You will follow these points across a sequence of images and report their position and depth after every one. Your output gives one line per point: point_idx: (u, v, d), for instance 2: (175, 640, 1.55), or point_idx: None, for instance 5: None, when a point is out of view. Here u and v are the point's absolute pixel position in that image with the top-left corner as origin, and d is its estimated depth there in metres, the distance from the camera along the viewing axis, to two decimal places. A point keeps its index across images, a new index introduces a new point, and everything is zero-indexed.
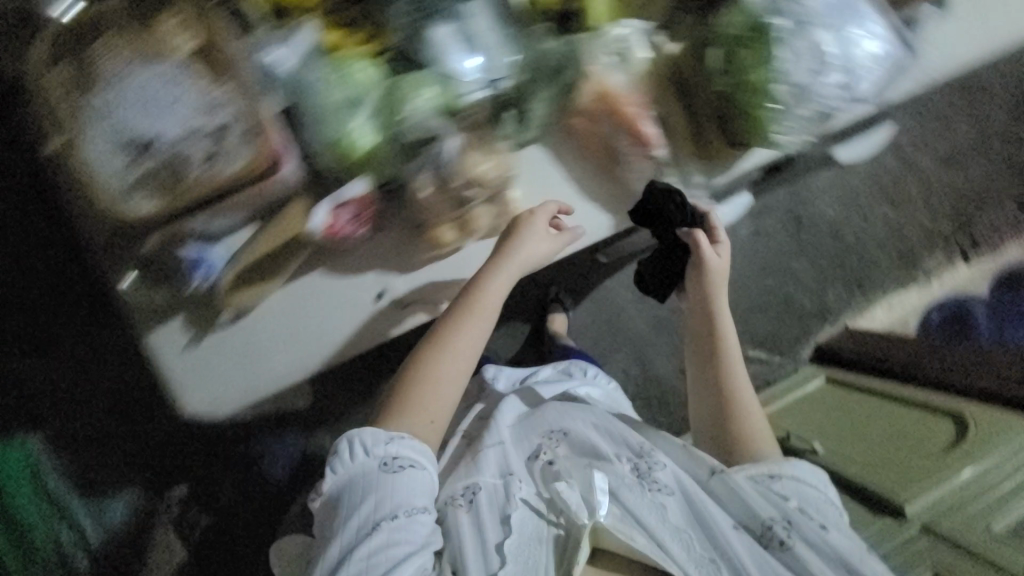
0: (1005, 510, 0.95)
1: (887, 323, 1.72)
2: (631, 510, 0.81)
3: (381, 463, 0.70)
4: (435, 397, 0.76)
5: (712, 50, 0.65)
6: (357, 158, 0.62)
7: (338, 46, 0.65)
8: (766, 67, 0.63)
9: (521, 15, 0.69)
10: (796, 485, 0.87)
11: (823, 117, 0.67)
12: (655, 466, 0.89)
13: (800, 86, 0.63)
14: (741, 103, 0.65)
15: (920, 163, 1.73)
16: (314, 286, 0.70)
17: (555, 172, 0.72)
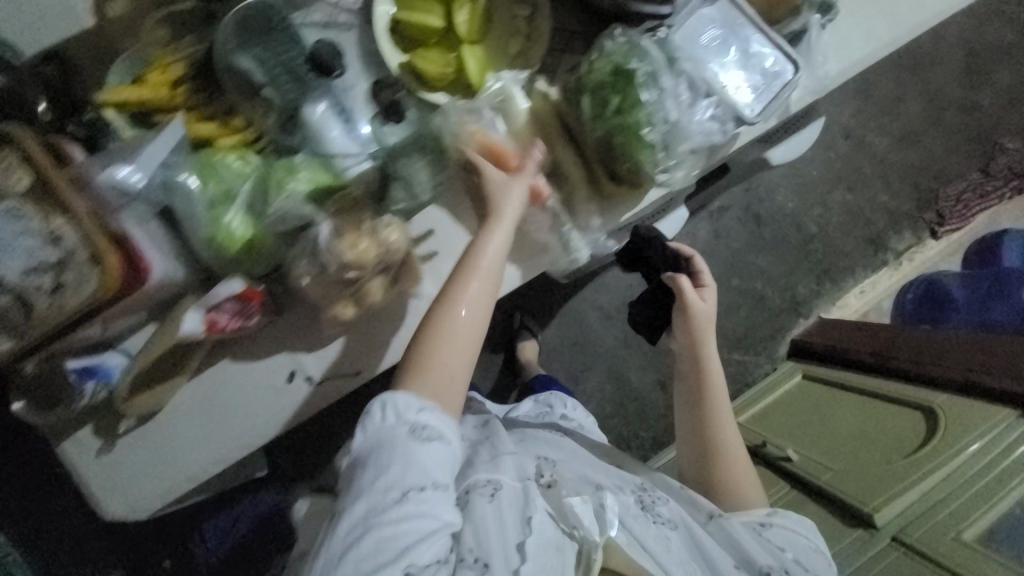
0: (982, 512, 0.90)
1: (860, 309, 1.68)
2: (638, 539, 0.69)
3: (410, 429, 0.57)
4: (449, 360, 0.61)
5: (583, 98, 0.62)
6: (236, 254, 0.60)
7: (213, 138, 0.64)
8: (638, 107, 0.60)
9: (399, 82, 0.69)
10: (790, 534, 0.75)
11: (707, 147, 0.65)
12: (658, 501, 0.78)
13: (672, 123, 0.62)
14: (623, 147, 0.62)
15: (873, 143, 1.71)
16: (225, 376, 0.70)
17: (454, 229, 0.71)
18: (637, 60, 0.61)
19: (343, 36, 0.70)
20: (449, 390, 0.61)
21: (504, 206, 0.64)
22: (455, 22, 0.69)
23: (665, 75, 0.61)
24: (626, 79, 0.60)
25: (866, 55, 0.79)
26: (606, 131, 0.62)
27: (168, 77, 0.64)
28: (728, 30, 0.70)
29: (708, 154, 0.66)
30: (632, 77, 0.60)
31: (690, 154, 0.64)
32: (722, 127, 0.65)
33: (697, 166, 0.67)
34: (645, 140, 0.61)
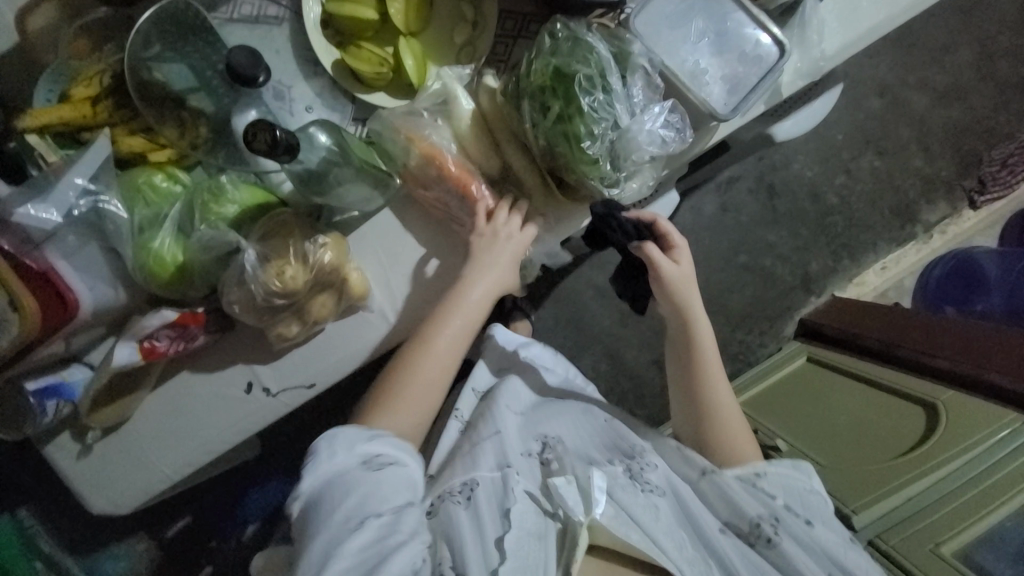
0: (975, 520, 0.81)
1: (881, 287, 1.55)
2: (626, 511, 0.60)
3: (362, 461, 0.58)
4: (414, 398, 0.63)
5: (526, 102, 0.57)
6: (171, 279, 0.59)
7: (143, 154, 0.63)
8: (581, 115, 0.56)
9: (339, 82, 0.65)
10: (785, 480, 0.68)
11: (661, 156, 0.59)
12: (646, 465, 0.69)
13: (619, 130, 0.57)
14: (565, 158, 0.58)
15: (910, 101, 1.53)
16: (186, 385, 0.71)
17: (402, 238, 0.66)
18: (586, 61, 0.56)
19: (273, 34, 0.66)
20: (414, 431, 0.64)
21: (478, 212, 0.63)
22: (389, 14, 0.62)
23: (615, 77, 0.56)
24: (571, 84, 0.56)
25: (877, 23, 0.67)
26: (548, 142, 0.58)
27: (90, 91, 0.61)
28: (700, 12, 0.61)
29: (662, 164, 0.60)
30: (578, 81, 0.56)
31: (643, 165, 0.59)
32: (680, 132, 0.58)
33: (650, 178, 0.61)
34: (588, 152, 0.57)
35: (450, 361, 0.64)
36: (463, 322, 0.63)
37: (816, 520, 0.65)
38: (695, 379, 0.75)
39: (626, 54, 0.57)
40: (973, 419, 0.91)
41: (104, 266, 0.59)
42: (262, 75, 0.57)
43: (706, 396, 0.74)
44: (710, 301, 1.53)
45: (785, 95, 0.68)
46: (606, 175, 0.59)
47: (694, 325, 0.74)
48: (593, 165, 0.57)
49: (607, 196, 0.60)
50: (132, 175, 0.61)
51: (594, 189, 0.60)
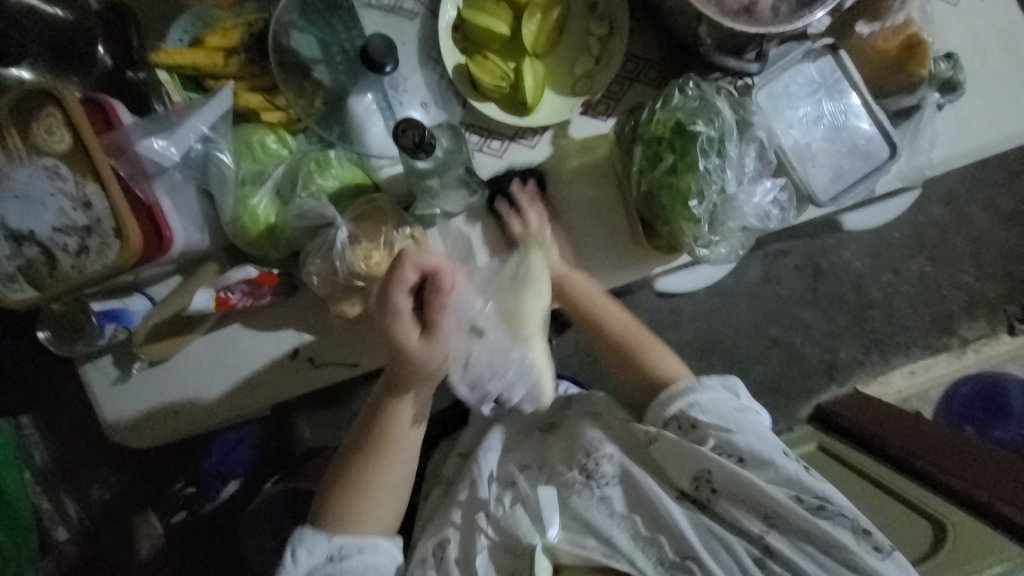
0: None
1: (905, 391, 1.53)
2: (580, 518, 0.66)
3: (329, 557, 0.64)
4: (365, 508, 0.66)
5: (638, 148, 0.59)
6: (255, 237, 0.60)
7: (257, 112, 0.64)
8: (694, 172, 0.57)
9: (455, 85, 0.67)
10: (716, 406, 0.67)
11: (755, 227, 0.61)
12: (600, 458, 0.69)
13: (724, 198, 0.58)
14: (665, 208, 0.58)
15: (973, 216, 1.53)
16: (234, 339, 0.72)
17: None
18: (707, 119, 0.57)
19: (404, 26, 0.68)
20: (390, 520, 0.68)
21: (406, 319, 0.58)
22: (522, 33, 0.64)
23: (732, 143, 0.58)
24: (690, 140, 0.57)
25: (982, 144, 0.68)
26: (651, 190, 0.59)
27: (224, 42, 0.63)
28: (823, 97, 0.61)
29: (750, 236, 0.62)
30: (696, 136, 0.57)
31: (735, 233, 0.61)
32: (776, 211, 0.60)
33: (737, 246, 0.63)
34: (691, 208, 0.58)
35: (399, 472, 0.67)
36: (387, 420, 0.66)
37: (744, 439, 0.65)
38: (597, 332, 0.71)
39: (747, 122, 0.59)
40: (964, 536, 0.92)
41: (199, 211, 0.61)
42: (391, 65, 0.59)
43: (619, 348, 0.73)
44: (732, 366, 1.53)
45: (878, 192, 0.68)
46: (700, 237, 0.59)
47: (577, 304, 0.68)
48: (690, 222, 0.58)
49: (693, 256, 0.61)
50: (244, 129, 0.63)
51: (686, 245, 0.60)
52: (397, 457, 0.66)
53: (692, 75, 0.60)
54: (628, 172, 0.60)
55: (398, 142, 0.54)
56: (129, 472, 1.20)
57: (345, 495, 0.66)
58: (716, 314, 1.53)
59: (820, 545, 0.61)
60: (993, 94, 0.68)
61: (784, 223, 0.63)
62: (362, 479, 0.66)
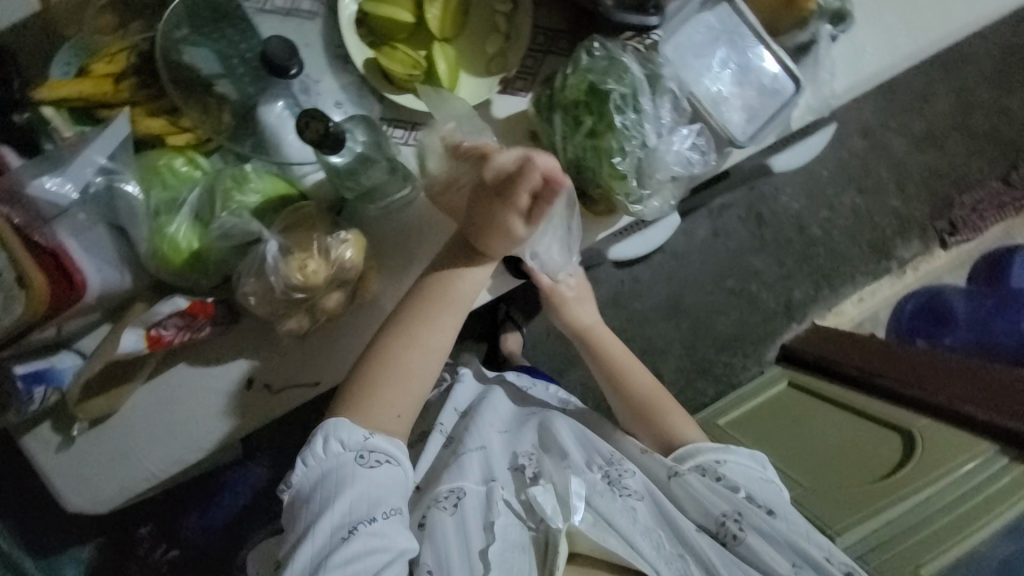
0: (939, 548, 0.87)
1: (857, 318, 1.62)
2: (604, 518, 0.67)
3: (357, 455, 0.59)
4: (404, 388, 0.64)
5: (558, 115, 0.61)
6: (179, 267, 0.57)
7: (161, 136, 0.61)
8: (614, 130, 0.59)
9: (368, 81, 0.66)
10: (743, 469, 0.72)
11: (683, 176, 0.64)
12: (625, 471, 0.73)
13: (647, 150, 0.60)
14: (594, 168, 0.61)
15: (892, 144, 1.62)
16: (181, 380, 0.68)
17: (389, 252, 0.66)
18: (618, 75, 0.59)
19: (306, 28, 0.66)
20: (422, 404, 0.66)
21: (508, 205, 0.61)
22: (426, 18, 0.63)
23: (646, 97, 0.60)
24: (605, 98, 0.59)
25: (878, 70, 0.72)
26: (578, 154, 0.61)
27: (112, 67, 0.59)
28: (725, 43, 0.64)
29: (681, 186, 0.64)
30: (612, 91, 0.59)
31: (666, 184, 0.63)
32: (699, 158, 0.63)
33: (670, 199, 0.64)
34: (617, 165, 0.60)
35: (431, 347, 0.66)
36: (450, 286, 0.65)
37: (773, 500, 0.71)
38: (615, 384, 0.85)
39: (658, 75, 0.61)
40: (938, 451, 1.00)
41: (112, 248, 0.57)
42: (296, 68, 0.57)
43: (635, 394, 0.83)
44: (697, 323, 1.59)
45: (793, 128, 0.71)
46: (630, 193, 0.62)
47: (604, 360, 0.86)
48: (617, 178, 0.60)
49: (628, 212, 0.63)
50: (149, 156, 0.60)
51: (620, 203, 0.62)
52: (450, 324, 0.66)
53: (597, 35, 0.62)
54: (552, 141, 0.62)
55: (304, 136, 0.52)
56: (102, 544, 1.13)
57: (384, 373, 0.63)
58: (674, 276, 1.58)
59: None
60: (881, 21, 0.72)
61: (710, 169, 0.65)
62: (422, 340, 0.65)
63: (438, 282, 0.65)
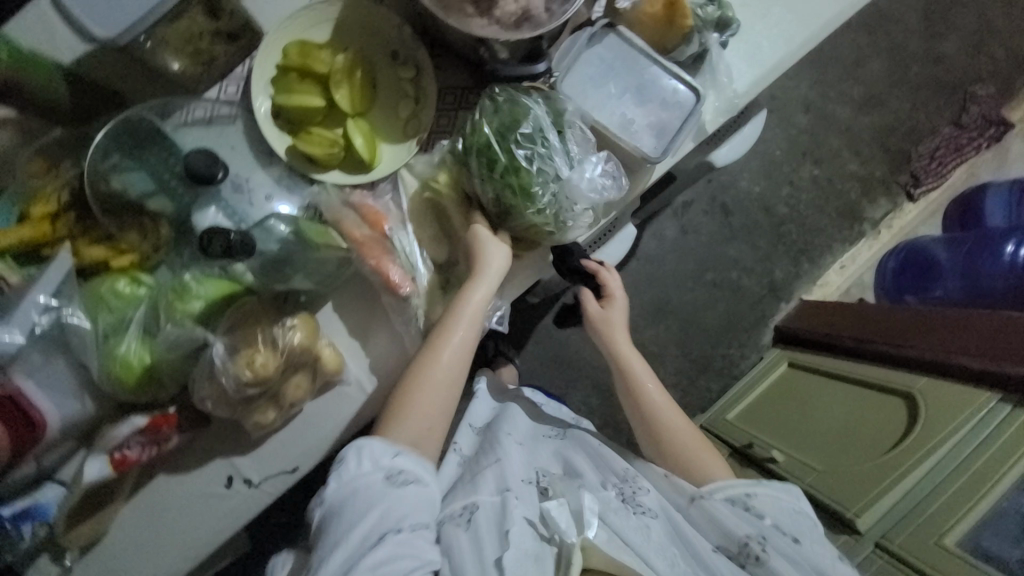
0: (956, 520, 0.87)
1: (842, 286, 1.63)
2: (617, 533, 0.62)
3: (386, 476, 0.59)
4: (429, 407, 0.64)
5: (473, 160, 0.64)
6: (133, 384, 0.59)
7: (105, 262, 0.63)
8: (523, 167, 0.62)
9: (295, 167, 0.69)
10: (775, 499, 0.68)
11: (601, 202, 0.66)
12: (638, 489, 0.71)
13: (560, 179, 0.63)
14: (513, 208, 0.64)
15: (835, 112, 1.65)
16: (162, 490, 0.68)
17: (341, 334, 0.69)
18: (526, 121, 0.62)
19: (228, 131, 0.69)
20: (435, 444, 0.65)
21: (489, 264, 0.65)
22: (335, 100, 0.66)
23: (552, 134, 0.63)
24: (514, 143, 0.62)
25: (777, 61, 0.75)
26: (498, 197, 0.63)
27: (49, 208, 0.63)
28: (622, 72, 0.67)
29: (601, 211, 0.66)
30: (517, 136, 0.62)
31: (586, 214, 0.65)
32: (612, 181, 0.65)
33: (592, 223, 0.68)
34: (535, 202, 0.63)
35: (451, 377, 0.64)
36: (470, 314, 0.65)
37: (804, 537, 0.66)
38: (635, 402, 0.78)
39: (563, 111, 0.64)
40: (936, 409, 0.97)
41: (69, 380, 0.60)
42: (221, 172, 0.61)
43: (652, 410, 0.77)
44: (685, 320, 1.59)
45: (710, 130, 0.74)
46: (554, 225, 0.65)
47: (630, 372, 0.78)
48: (534, 214, 0.64)
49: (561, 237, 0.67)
50: (94, 283, 0.62)
51: (548, 235, 0.66)
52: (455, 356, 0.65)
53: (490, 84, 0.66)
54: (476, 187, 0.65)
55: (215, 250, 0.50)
56: None
57: (407, 406, 0.63)
58: (652, 279, 1.59)
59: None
60: (771, 14, 0.75)
61: (625, 188, 0.67)
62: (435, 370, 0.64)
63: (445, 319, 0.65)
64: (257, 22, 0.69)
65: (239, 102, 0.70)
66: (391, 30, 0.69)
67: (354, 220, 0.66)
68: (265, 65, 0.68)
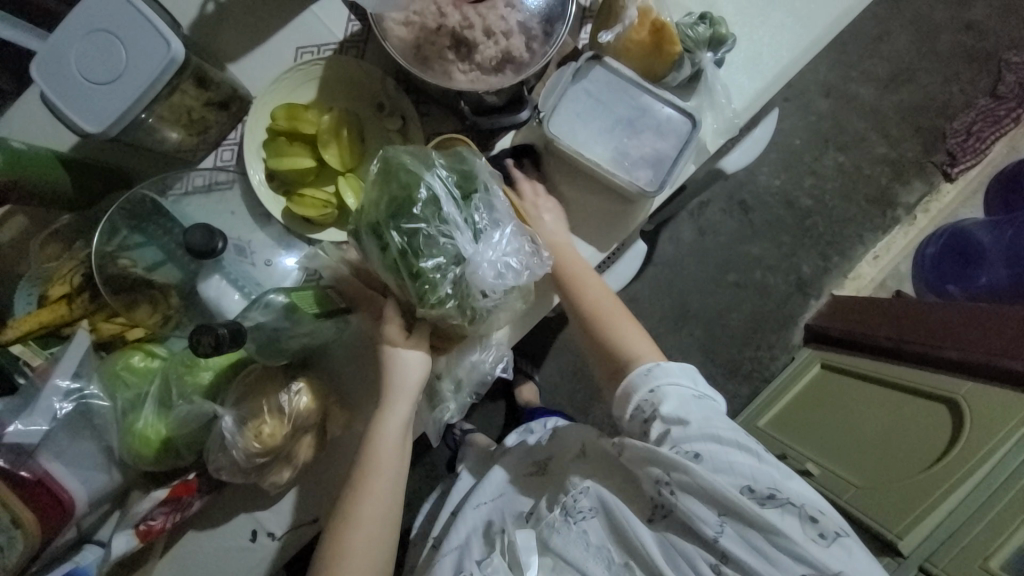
0: (1004, 538, 0.81)
1: (877, 278, 1.53)
2: (560, 556, 0.66)
3: None
4: (373, 542, 0.62)
5: (367, 244, 0.59)
6: (152, 455, 0.62)
7: (121, 335, 0.67)
8: (416, 246, 0.56)
9: (293, 228, 0.69)
10: (675, 392, 0.64)
11: (516, 281, 0.60)
12: (578, 493, 0.68)
13: (460, 258, 0.56)
14: (415, 293, 0.57)
15: (859, 93, 1.55)
16: (192, 548, 0.70)
17: (345, 391, 0.69)
18: (420, 193, 0.57)
19: (227, 197, 0.70)
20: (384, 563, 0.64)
21: (408, 378, 0.63)
22: (325, 159, 0.66)
23: (449, 207, 0.57)
24: (403, 225, 0.56)
25: (781, 69, 0.71)
26: (397, 280, 0.58)
27: (65, 289, 0.66)
28: (612, 103, 0.65)
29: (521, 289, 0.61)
30: (413, 212, 0.56)
31: (502, 293, 0.59)
32: (526, 260, 0.60)
33: (518, 304, 0.63)
34: (436, 288, 0.57)
35: (386, 509, 0.63)
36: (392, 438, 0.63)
37: (700, 431, 0.62)
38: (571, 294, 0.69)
39: (473, 175, 0.60)
40: (972, 440, 0.87)
41: (95, 454, 0.63)
42: (220, 243, 0.59)
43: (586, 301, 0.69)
44: (708, 325, 1.54)
45: (710, 151, 0.71)
46: (462, 312, 0.59)
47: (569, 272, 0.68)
48: (435, 302, 0.57)
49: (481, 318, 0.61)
50: (111, 360, 0.65)
51: (471, 320, 0.61)
52: (390, 484, 0.63)
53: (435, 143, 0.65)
54: (379, 273, 0.60)
55: (201, 352, 0.49)
56: None
57: (343, 540, 0.62)
58: (672, 284, 1.55)
59: (773, 541, 0.57)
60: (771, 18, 0.70)
61: (548, 263, 0.64)
62: (365, 497, 0.62)
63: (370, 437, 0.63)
64: (245, 88, 0.71)
65: (234, 167, 0.72)
66: (374, 83, 0.69)
67: (350, 281, 0.65)
68: (257, 130, 0.69)
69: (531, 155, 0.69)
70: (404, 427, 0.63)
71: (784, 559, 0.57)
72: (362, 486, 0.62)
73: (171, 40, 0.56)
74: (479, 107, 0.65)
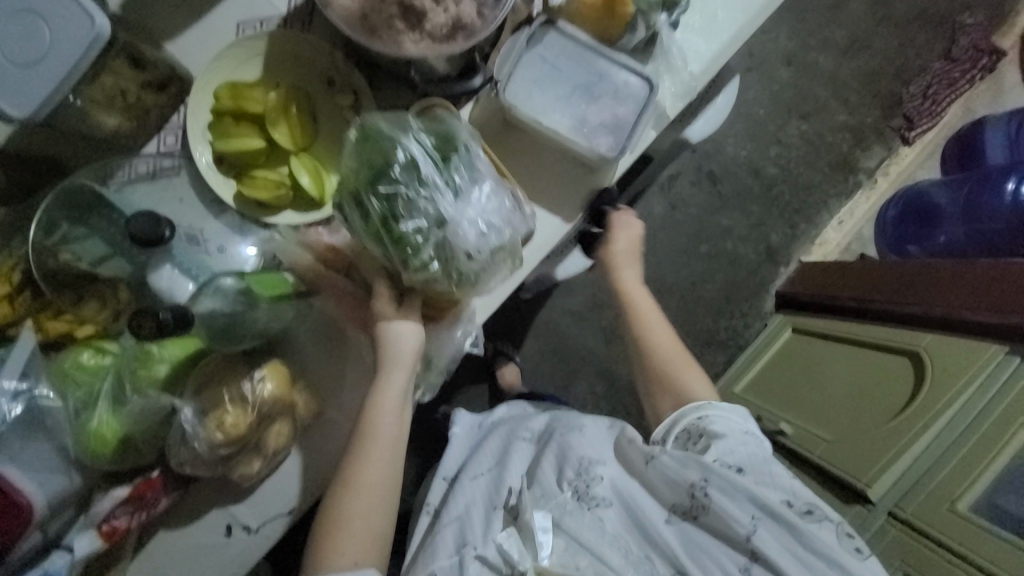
0: (970, 482, 0.83)
1: (843, 242, 1.57)
2: (574, 537, 0.65)
3: None
4: (370, 518, 0.62)
5: (348, 214, 0.57)
6: (109, 453, 0.61)
7: (69, 333, 0.63)
8: (390, 211, 0.55)
9: (252, 213, 0.66)
10: (724, 419, 0.70)
11: (501, 239, 0.58)
12: (592, 479, 0.69)
13: (442, 220, 0.55)
14: (398, 259, 0.56)
15: (819, 61, 1.57)
16: (165, 548, 0.68)
17: (312, 377, 0.68)
18: (397, 157, 0.56)
19: (174, 184, 0.67)
20: (381, 544, 0.64)
21: (399, 352, 0.62)
22: (275, 139, 0.64)
23: (426, 171, 0.56)
24: (375, 191, 0.55)
25: (738, 30, 0.70)
26: (381, 249, 0.57)
27: (6, 288, 0.62)
28: (567, 69, 0.64)
29: (507, 248, 0.58)
30: (389, 177, 0.55)
31: (488, 254, 0.57)
32: (506, 218, 0.58)
33: (507, 268, 0.60)
34: (418, 252, 0.56)
35: (387, 485, 0.63)
36: (388, 415, 0.62)
37: (743, 453, 0.66)
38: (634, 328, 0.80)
39: (452, 136, 0.58)
40: (937, 385, 0.90)
41: (51, 457, 0.60)
42: (168, 230, 0.56)
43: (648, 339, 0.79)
44: (683, 297, 1.56)
45: (671, 116, 0.70)
46: (448, 276, 0.57)
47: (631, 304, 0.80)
48: (419, 267, 0.56)
49: (471, 287, 0.59)
50: (60, 360, 0.62)
51: (448, 291, 0.59)
52: (384, 463, 0.62)
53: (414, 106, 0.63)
54: (365, 244, 0.58)
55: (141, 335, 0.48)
56: None
57: (346, 524, 0.61)
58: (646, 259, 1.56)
59: (810, 548, 0.59)
60: None
61: (529, 221, 0.62)
62: (359, 477, 0.62)
63: (365, 413, 0.62)
64: (184, 68, 0.67)
65: (179, 152, 0.69)
66: (321, 57, 0.67)
67: (310, 264, 0.64)
68: (199, 112, 0.65)
69: (490, 125, 0.68)
70: (399, 403, 0.63)
71: (824, 567, 0.59)
72: (359, 462, 0.62)
73: (95, 14, 0.52)
74: (429, 78, 0.64)
